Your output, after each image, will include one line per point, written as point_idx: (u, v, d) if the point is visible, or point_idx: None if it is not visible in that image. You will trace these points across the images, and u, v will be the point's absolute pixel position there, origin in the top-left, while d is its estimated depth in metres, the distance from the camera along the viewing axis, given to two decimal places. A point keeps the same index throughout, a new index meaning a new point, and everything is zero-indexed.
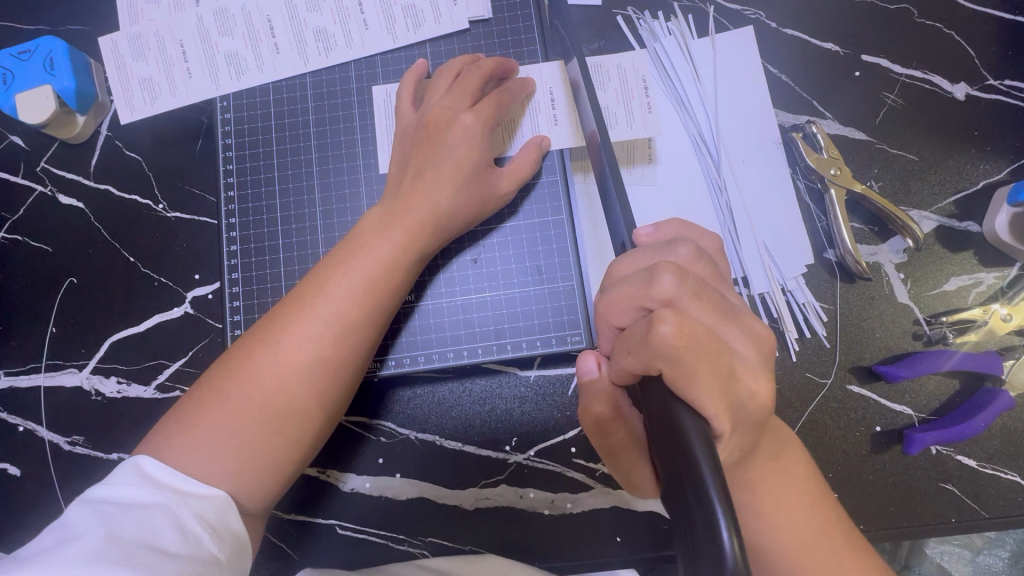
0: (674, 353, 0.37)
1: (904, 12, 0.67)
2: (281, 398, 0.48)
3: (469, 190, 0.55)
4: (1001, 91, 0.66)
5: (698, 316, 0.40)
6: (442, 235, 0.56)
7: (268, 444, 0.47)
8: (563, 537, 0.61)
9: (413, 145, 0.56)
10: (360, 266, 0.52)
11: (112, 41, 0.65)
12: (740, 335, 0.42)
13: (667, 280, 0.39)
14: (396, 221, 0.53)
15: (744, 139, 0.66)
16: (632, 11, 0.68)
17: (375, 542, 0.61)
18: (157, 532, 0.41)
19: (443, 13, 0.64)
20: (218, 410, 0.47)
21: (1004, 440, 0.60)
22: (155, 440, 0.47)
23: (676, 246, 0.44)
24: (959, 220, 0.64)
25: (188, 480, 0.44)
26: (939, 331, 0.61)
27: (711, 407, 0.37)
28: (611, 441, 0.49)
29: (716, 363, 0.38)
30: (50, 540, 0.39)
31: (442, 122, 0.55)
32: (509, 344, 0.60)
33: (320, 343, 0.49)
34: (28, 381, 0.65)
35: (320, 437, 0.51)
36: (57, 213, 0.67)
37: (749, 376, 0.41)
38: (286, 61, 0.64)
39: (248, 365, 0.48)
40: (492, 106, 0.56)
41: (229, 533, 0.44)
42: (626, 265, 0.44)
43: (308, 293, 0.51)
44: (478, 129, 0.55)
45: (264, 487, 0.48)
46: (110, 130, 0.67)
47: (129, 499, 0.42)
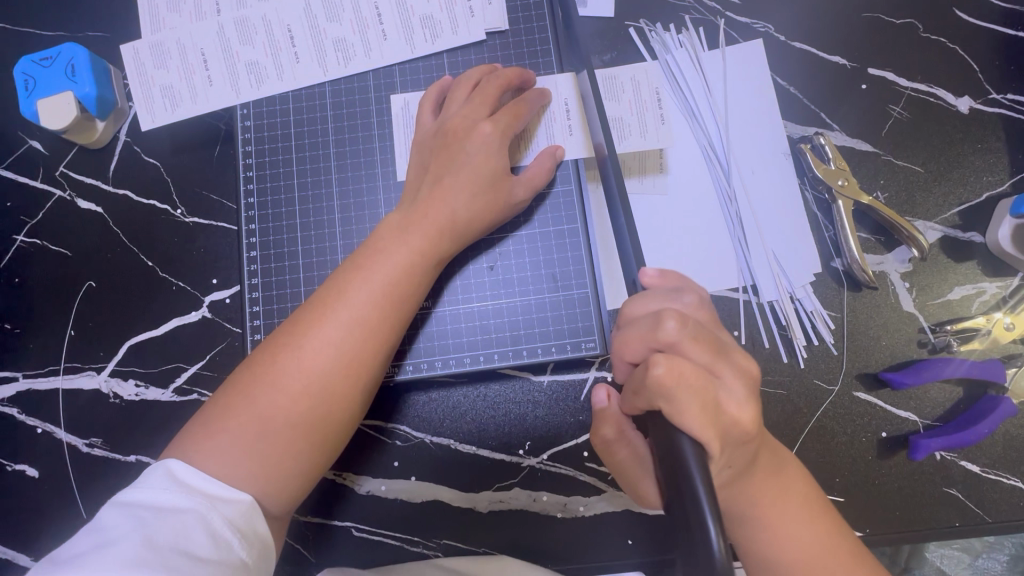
0: (669, 391, 0.41)
1: (910, 27, 0.69)
2: (305, 402, 0.49)
3: (487, 199, 0.57)
4: (1004, 104, 0.67)
5: (694, 356, 0.43)
6: (459, 242, 0.57)
7: (292, 447, 0.48)
8: (575, 540, 0.62)
9: (432, 154, 0.57)
10: (379, 271, 0.52)
11: (134, 49, 0.67)
12: (732, 373, 0.44)
13: (670, 324, 0.43)
14: (415, 226, 0.54)
15: (753, 150, 0.67)
16: (644, 23, 0.69)
17: (390, 544, 0.62)
18: (189, 536, 0.42)
19: (460, 24, 0.65)
20: (244, 414, 0.48)
21: (1006, 446, 0.62)
22: (182, 444, 0.48)
23: (682, 294, 0.48)
24: (963, 230, 0.66)
25: (217, 485, 0.45)
26: (944, 339, 0.62)
27: (703, 434, 0.40)
28: (616, 460, 0.53)
29: (708, 400, 0.42)
30: (85, 543, 0.40)
31: (461, 132, 0.57)
32: (524, 350, 0.61)
33: (342, 347, 0.50)
34: (46, 383, 0.66)
35: (342, 439, 0.52)
36: (76, 217, 0.68)
37: (733, 406, 0.43)
38: (305, 69, 0.65)
39: (271, 370, 0.49)
40: (509, 117, 0.58)
41: (256, 537, 0.45)
42: (637, 306, 0.47)
43: (329, 298, 0.52)
44: (496, 138, 0.57)
45: (289, 489, 0.49)
46: (129, 136, 0.68)
47: (160, 502, 0.43)
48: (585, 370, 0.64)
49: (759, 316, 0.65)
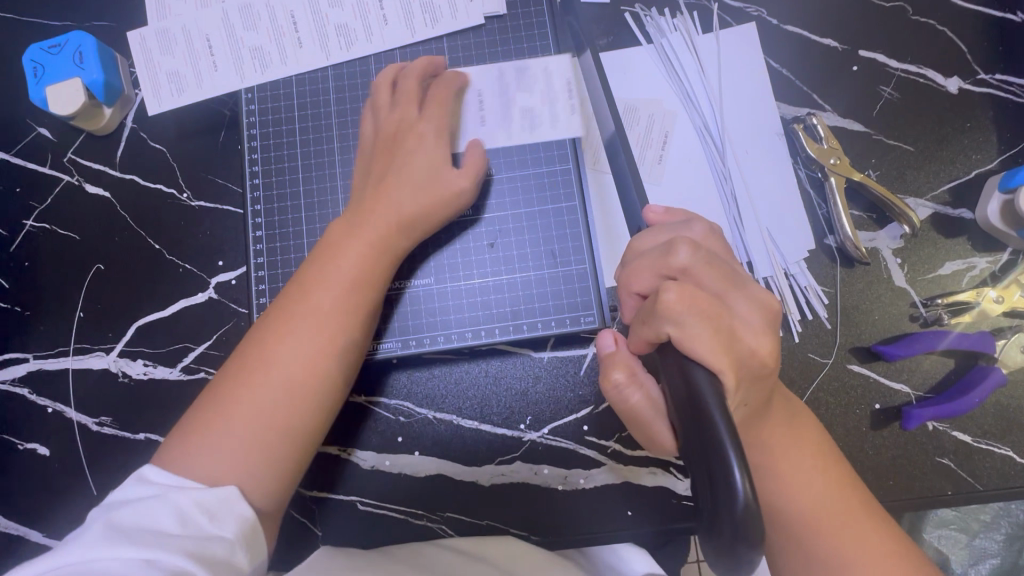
0: (678, 316, 0.40)
1: (899, 10, 0.70)
2: (282, 394, 0.50)
3: (427, 186, 0.58)
4: (992, 84, 0.69)
5: (707, 284, 0.42)
6: (414, 229, 0.58)
7: (273, 441, 0.49)
8: (575, 512, 0.63)
9: (372, 158, 0.60)
10: (338, 267, 0.54)
11: (140, 35, 0.68)
12: (746, 302, 0.43)
13: (682, 252, 0.43)
14: (363, 222, 0.56)
15: (747, 129, 0.69)
16: (639, 8, 0.71)
17: (394, 517, 0.64)
18: (155, 519, 0.43)
19: (459, 9, 0.66)
20: (220, 416, 0.49)
21: (997, 417, 0.63)
22: (162, 458, 0.48)
23: (692, 223, 0.47)
24: (953, 207, 0.67)
25: (184, 472, 0.46)
26: (935, 312, 0.64)
27: (720, 363, 0.38)
28: (628, 410, 0.47)
29: (723, 327, 0.40)
30: (65, 537, 0.42)
31: (400, 131, 0.59)
32: (524, 324, 0.62)
33: (312, 337, 0.52)
34: (56, 363, 0.67)
35: (325, 428, 0.53)
36: (84, 201, 0.69)
37: (752, 336, 0.42)
38: (309, 55, 0.67)
39: (244, 370, 0.50)
40: (438, 106, 0.60)
41: (228, 513, 0.45)
42: (646, 240, 0.47)
43: (289, 300, 0.53)
44: (433, 131, 0.59)
45: (275, 481, 0.49)
46: (135, 122, 0.70)
47: (132, 495, 0.45)
48: (584, 346, 0.65)
49: None
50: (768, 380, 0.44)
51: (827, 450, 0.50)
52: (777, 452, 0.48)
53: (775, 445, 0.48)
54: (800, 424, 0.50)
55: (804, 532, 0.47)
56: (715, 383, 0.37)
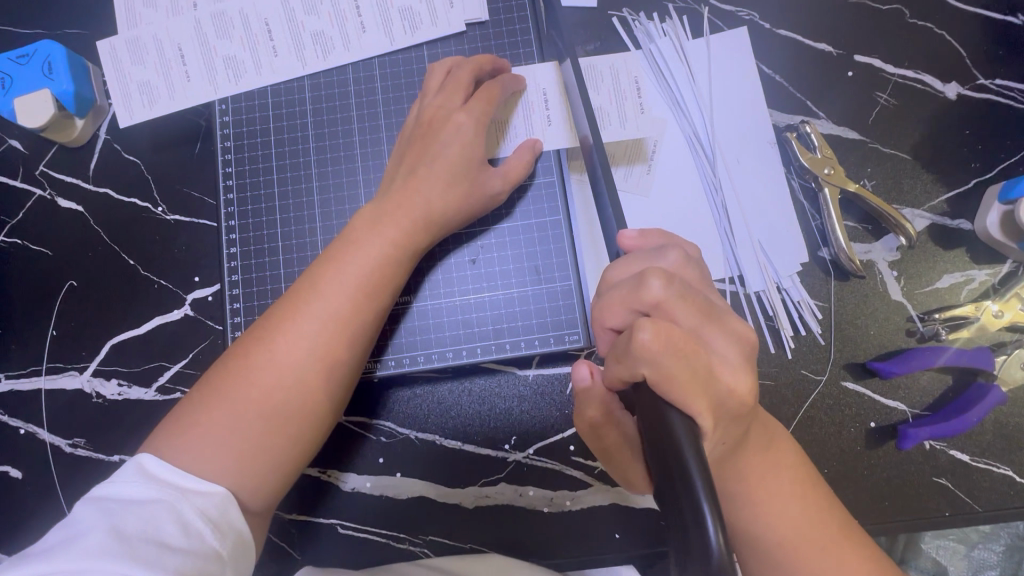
0: (654, 357, 0.38)
1: (895, 13, 0.68)
2: (280, 396, 0.48)
3: (463, 188, 0.55)
4: (992, 90, 0.67)
5: (681, 320, 0.41)
6: (434, 229, 0.55)
7: (267, 441, 0.48)
8: (561, 534, 0.62)
9: (409, 143, 0.57)
10: (354, 263, 0.51)
11: (110, 44, 0.65)
12: (722, 337, 0.42)
13: (655, 284, 0.40)
14: (388, 216, 0.53)
15: (738, 138, 0.67)
16: (627, 12, 0.68)
17: (375, 541, 0.62)
18: (160, 527, 0.41)
19: (440, 15, 0.64)
20: (217, 410, 0.47)
21: (996, 435, 0.61)
22: (162, 436, 0.47)
23: (666, 251, 0.44)
24: (952, 218, 0.65)
25: (189, 478, 0.45)
26: (932, 327, 0.62)
27: (697, 408, 0.38)
28: (604, 444, 0.48)
29: (698, 367, 0.39)
30: (57, 537, 0.40)
31: (436, 122, 0.56)
32: (507, 343, 0.60)
33: (318, 341, 0.49)
34: (29, 384, 0.65)
35: (322, 433, 0.52)
36: (56, 216, 0.67)
37: (729, 374, 0.41)
38: (284, 64, 0.64)
39: (244, 366, 0.49)
40: (483, 103, 0.56)
41: (230, 528, 0.45)
42: (618, 271, 0.45)
43: (303, 291, 0.51)
44: (470, 127, 0.55)
45: (265, 483, 0.48)
46: (108, 133, 0.68)
47: (130, 496, 0.43)
48: (570, 364, 0.63)
49: (746, 306, 0.64)
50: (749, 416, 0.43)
51: (811, 476, 0.48)
52: (759, 481, 0.46)
53: (757, 472, 0.46)
54: (779, 449, 0.48)
55: (784, 558, 0.45)
56: (689, 427, 0.36)
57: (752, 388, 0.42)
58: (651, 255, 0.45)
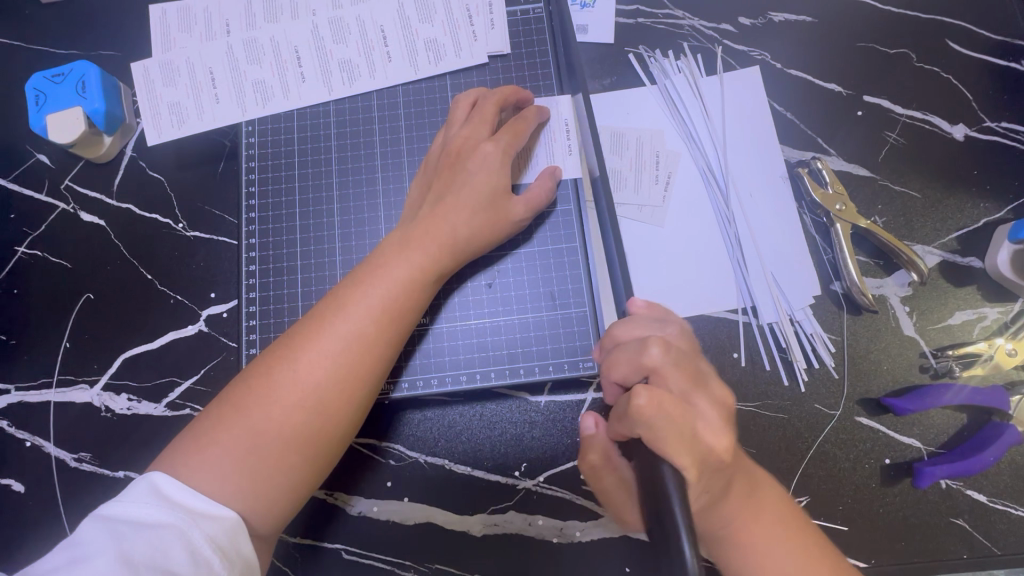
0: (649, 419, 0.43)
1: (902, 56, 0.70)
2: (300, 414, 0.48)
3: (486, 217, 0.56)
4: (998, 132, 0.68)
5: (674, 385, 0.46)
6: (460, 254, 0.56)
7: (282, 462, 0.47)
8: (572, 567, 0.60)
9: (435, 172, 0.58)
10: (380, 285, 0.52)
11: (144, 67, 0.67)
12: (708, 402, 0.47)
13: (655, 351, 0.46)
14: (416, 240, 0.54)
15: (751, 172, 0.68)
16: (643, 50, 0.71)
17: (380, 568, 0.61)
18: (168, 555, 0.41)
19: (463, 47, 0.66)
20: (236, 427, 0.47)
21: (1013, 475, 0.60)
22: (175, 453, 0.47)
23: (667, 324, 0.51)
24: (962, 255, 0.66)
25: (199, 501, 0.44)
26: (946, 364, 0.62)
27: (683, 462, 0.42)
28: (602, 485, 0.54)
29: (682, 433, 0.43)
30: (70, 558, 0.40)
31: (464, 151, 0.57)
32: (521, 368, 0.60)
33: (341, 361, 0.50)
34: (38, 396, 0.65)
35: (335, 457, 0.51)
36: (78, 229, 0.69)
37: (710, 434, 0.46)
38: (311, 89, 0.66)
39: (266, 383, 0.49)
40: (509, 136, 0.58)
41: (239, 555, 0.44)
42: (624, 331, 0.51)
43: (327, 312, 0.51)
44: (496, 158, 0.57)
45: (276, 506, 0.47)
46: (135, 151, 0.69)
47: (141, 518, 0.42)
48: (583, 391, 0.63)
49: (759, 338, 0.64)
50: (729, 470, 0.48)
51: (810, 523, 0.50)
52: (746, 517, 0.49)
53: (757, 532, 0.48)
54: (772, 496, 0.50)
55: None
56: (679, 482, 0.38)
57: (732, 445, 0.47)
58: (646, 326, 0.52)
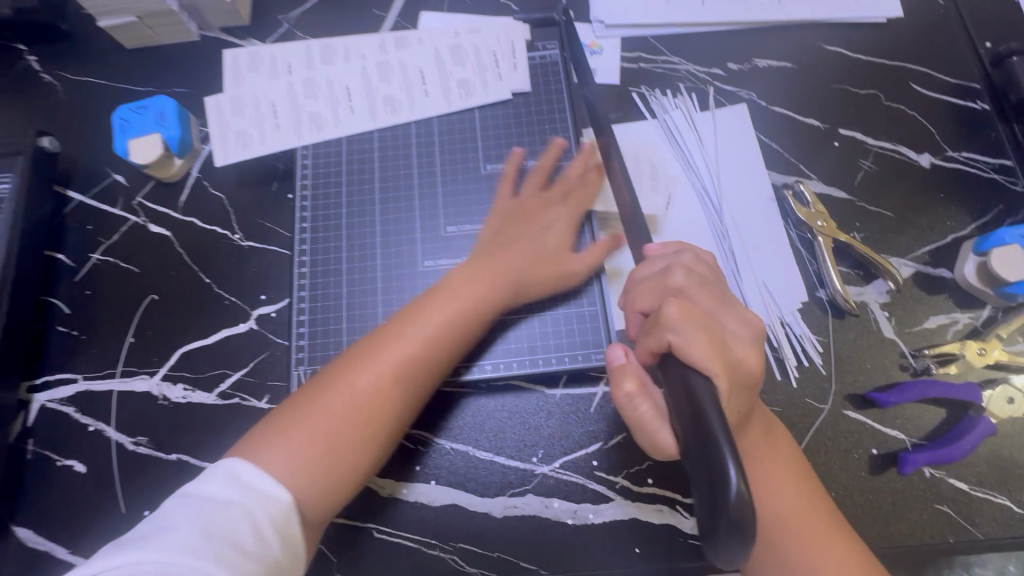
0: (677, 326, 0.49)
1: (872, 96, 0.81)
2: (372, 411, 0.57)
3: (547, 269, 0.67)
4: (960, 160, 0.78)
5: (700, 302, 0.53)
6: (519, 294, 0.66)
7: (352, 453, 0.55)
8: (585, 548, 0.65)
9: (510, 223, 0.70)
10: (446, 307, 0.62)
11: (216, 100, 0.78)
12: (735, 320, 0.53)
13: (679, 275, 0.54)
14: (480, 277, 0.64)
15: (742, 193, 0.77)
16: (645, 89, 0.81)
17: (408, 546, 0.66)
18: (235, 529, 0.48)
19: (490, 85, 0.77)
20: (317, 417, 0.55)
21: (990, 464, 0.66)
22: (260, 437, 0.54)
23: (683, 254, 0.57)
24: (934, 267, 0.73)
25: (264, 481, 0.51)
26: (923, 362, 0.69)
27: (713, 367, 0.47)
28: (633, 416, 0.53)
29: (716, 336, 0.49)
30: (153, 527, 0.47)
31: (535, 210, 0.71)
32: (540, 359, 0.68)
33: (410, 369, 0.59)
34: (102, 385, 0.72)
35: (387, 453, 0.59)
36: (147, 238, 0.78)
37: (741, 349, 0.51)
38: (358, 120, 0.77)
39: (345, 381, 0.57)
40: (578, 202, 0.71)
41: (290, 535, 0.50)
42: (645, 267, 0.57)
43: (400, 326, 0.61)
44: (564, 220, 0.70)
45: (339, 492, 0.55)
46: (200, 172, 0.79)
47: (214, 495, 0.49)
48: (595, 384, 0.70)
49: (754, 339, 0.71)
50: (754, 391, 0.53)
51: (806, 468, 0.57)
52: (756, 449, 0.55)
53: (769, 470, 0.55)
54: (777, 438, 0.58)
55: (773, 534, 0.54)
56: (710, 389, 0.45)
57: (758, 365, 0.52)
58: (668, 259, 0.56)
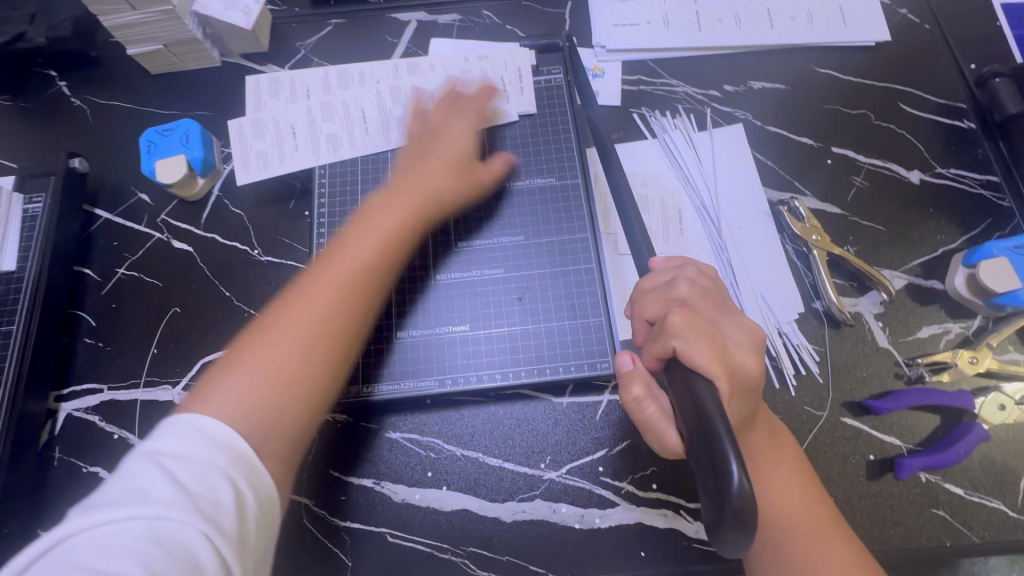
0: (681, 332, 0.52)
1: (863, 116, 0.85)
2: (315, 329, 0.57)
3: (461, 175, 0.74)
4: (949, 177, 0.81)
5: (703, 310, 0.55)
6: (441, 207, 0.72)
7: (297, 373, 0.54)
8: (592, 552, 0.67)
9: (413, 146, 0.75)
10: (369, 231, 0.65)
11: (238, 123, 0.82)
12: (736, 328, 0.55)
13: (682, 285, 0.57)
14: (403, 196, 0.69)
15: (740, 209, 0.80)
16: (645, 110, 0.85)
17: (420, 550, 0.68)
18: (211, 484, 0.44)
19: (497, 107, 0.81)
20: (256, 350, 0.54)
21: (984, 470, 0.68)
22: (196, 395, 0.52)
23: (685, 267, 0.60)
24: (925, 278, 0.76)
25: (221, 428, 0.48)
26: (917, 370, 0.71)
27: (714, 370, 0.50)
28: (640, 418, 0.56)
29: (717, 342, 0.52)
30: (116, 490, 0.43)
31: (438, 127, 0.76)
32: (547, 368, 0.71)
33: (348, 284, 0.60)
34: (126, 395, 0.75)
35: (339, 376, 0.58)
36: (170, 254, 0.81)
37: (740, 354, 0.54)
38: (372, 140, 0.81)
39: (283, 312, 0.58)
40: (473, 118, 0.78)
41: (264, 490, 0.47)
42: (649, 280, 0.60)
43: (333, 255, 0.63)
44: (467, 133, 0.76)
45: (290, 418, 0.53)
46: (221, 191, 0.83)
47: (182, 451, 0.45)
48: (600, 392, 0.72)
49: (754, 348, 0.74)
50: (753, 395, 0.55)
51: (806, 470, 0.60)
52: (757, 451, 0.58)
53: (769, 472, 0.58)
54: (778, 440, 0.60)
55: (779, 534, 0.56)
56: (712, 391, 0.47)
57: (758, 369, 0.54)
58: (673, 272, 0.60)
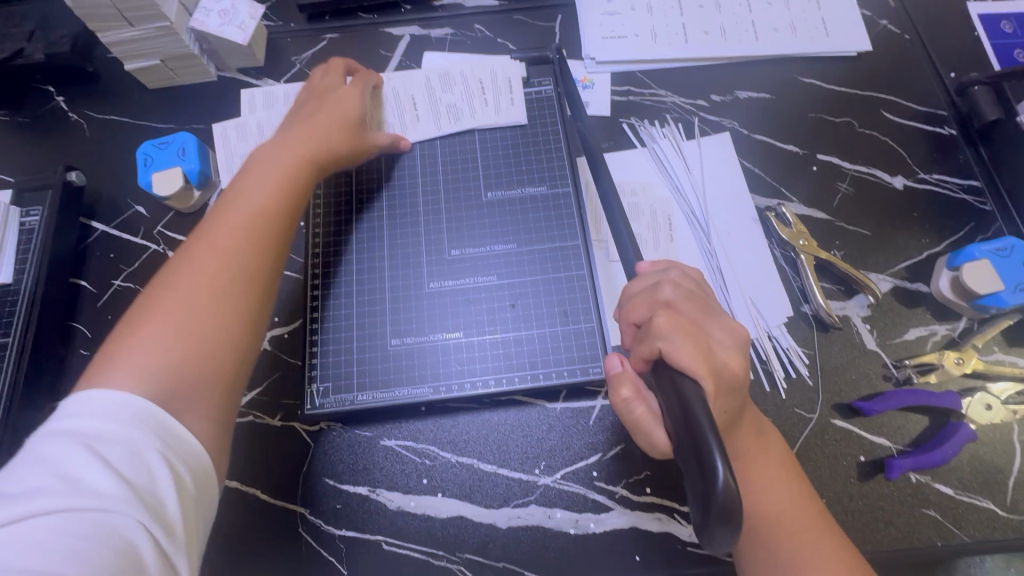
0: (667, 334, 0.53)
1: (846, 124, 0.87)
2: (222, 280, 0.57)
3: (349, 131, 0.74)
4: (931, 182, 0.83)
5: (687, 312, 0.56)
6: (333, 159, 0.72)
7: (210, 321, 0.55)
8: (588, 556, 0.67)
9: (303, 110, 0.75)
10: (259, 184, 0.65)
11: (226, 131, 0.85)
12: (721, 329, 0.56)
13: (666, 288, 0.58)
14: (291, 145, 0.69)
15: (728, 215, 0.82)
16: (635, 120, 0.87)
17: (416, 557, 0.68)
18: (140, 458, 0.45)
19: (489, 118, 0.83)
20: (163, 307, 0.55)
21: (972, 469, 0.69)
22: (98, 365, 0.51)
23: (669, 271, 0.61)
24: (911, 281, 0.78)
25: (129, 394, 0.48)
26: (904, 372, 0.72)
27: (699, 371, 0.51)
28: (630, 420, 0.56)
29: (701, 343, 0.53)
30: (40, 477, 0.42)
31: (327, 90, 0.77)
32: (540, 374, 0.71)
33: (249, 232, 0.61)
34: None
35: (260, 322, 0.59)
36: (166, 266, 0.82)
37: (724, 353, 0.54)
38: None
39: (184, 268, 0.57)
40: (361, 81, 0.79)
41: (194, 457, 0.49)
42: (635, 284, 0.61)
43: (224, 208, 0.62)
44: (356, 93, 0.77)
45: (213, 365, 0.54)
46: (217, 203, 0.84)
47: (102, 429, 0.45)
48: (594, 398, 0.73)
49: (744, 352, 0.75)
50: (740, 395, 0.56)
51: (795, 470, 0.60)
52: (748, 453, 0.58)
53: (760, 473, 0.58)
54: (768, 441, 0.61)
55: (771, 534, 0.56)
56: (697, 391, 0.48)
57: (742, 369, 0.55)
58: (658, 276, 0.61)
